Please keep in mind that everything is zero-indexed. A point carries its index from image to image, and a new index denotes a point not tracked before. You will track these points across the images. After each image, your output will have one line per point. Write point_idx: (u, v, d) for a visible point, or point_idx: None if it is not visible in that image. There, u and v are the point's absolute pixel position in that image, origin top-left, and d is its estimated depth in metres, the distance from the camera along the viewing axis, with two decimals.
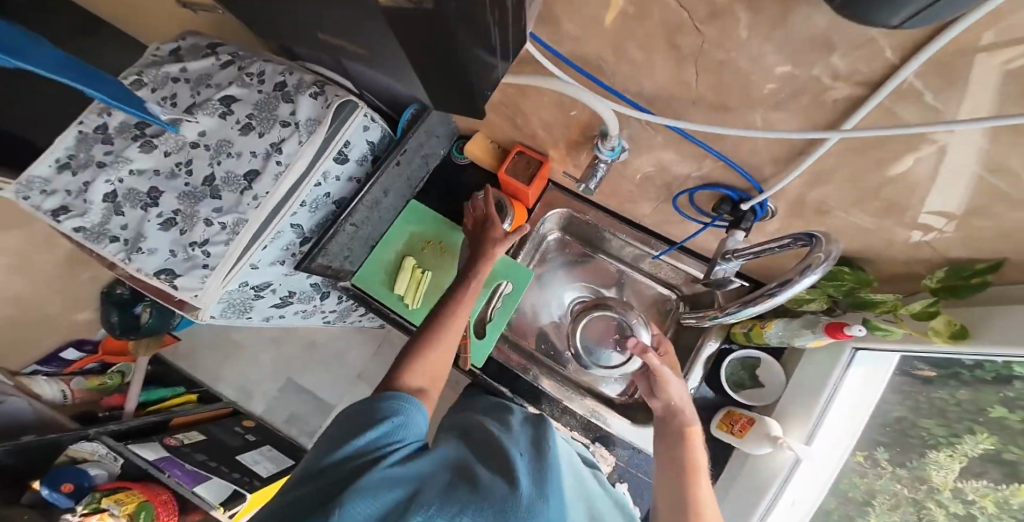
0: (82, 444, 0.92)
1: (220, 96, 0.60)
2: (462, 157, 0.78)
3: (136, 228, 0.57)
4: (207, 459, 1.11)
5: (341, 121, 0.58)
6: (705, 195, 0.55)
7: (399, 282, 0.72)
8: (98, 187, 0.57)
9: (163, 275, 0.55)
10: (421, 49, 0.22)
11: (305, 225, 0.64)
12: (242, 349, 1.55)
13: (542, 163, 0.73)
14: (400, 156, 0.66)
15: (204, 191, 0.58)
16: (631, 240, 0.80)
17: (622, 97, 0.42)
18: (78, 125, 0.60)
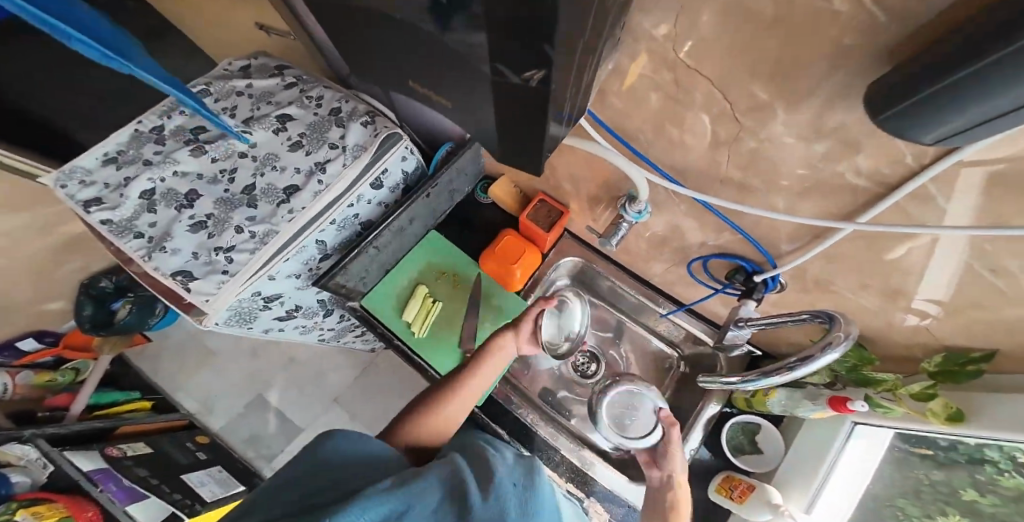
0: (12, 446, 0.92)
1: (278, 114, 0.64)
2: (485, 197, 0.85)
3: (166, 227, 0.58)
4: (148, 475, 1.07)
5: (385, 150, 0.62)
6: (719, 262, 0.58)
7: (410, 308, 0.80)
8: (138, 182, 0.59)
9: (179, 276, 0.56)
10: (511, 107, 0.23)
11: (329, 242, 0.66)
12: (213, 357, 1.52)
13: (563, 213, 0.79)
14: (430, 189, 0.70)
15: (242, 199, 0.60)
16: (639, 294, 0.84)
17: (655, 166, 0.46)
18: (136, 123, 0.62)
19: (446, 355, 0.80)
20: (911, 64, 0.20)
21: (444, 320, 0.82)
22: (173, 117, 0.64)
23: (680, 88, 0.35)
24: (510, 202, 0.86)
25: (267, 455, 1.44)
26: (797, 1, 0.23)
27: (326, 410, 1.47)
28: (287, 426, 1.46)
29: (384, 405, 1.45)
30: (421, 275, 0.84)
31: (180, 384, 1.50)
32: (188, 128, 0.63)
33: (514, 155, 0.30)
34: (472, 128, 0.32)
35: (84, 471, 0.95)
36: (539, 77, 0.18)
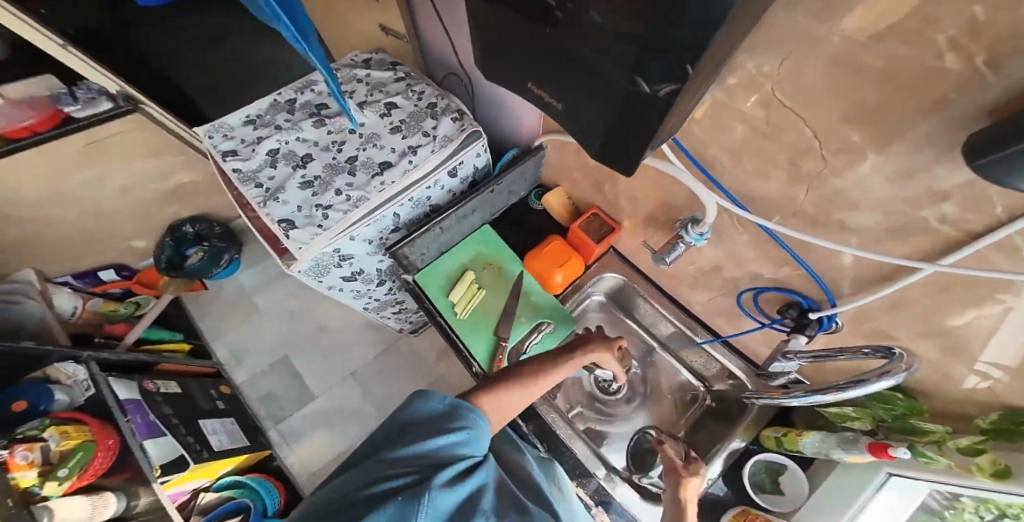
0: (67, 365, 1.03)
1: (385, 103, 0.84)
2: (538, 203, 0.98)
3: (281, 181, 0.77)
4: (171, 414, 1.16)
5: (462, 147, 0.79)
6: (774, 295, 0.62)
7: (456, 290, 0.88)
8: (271, 145, 0.80)
9: (284, 223, 0.72)
10: (628, 110, 0.28)
11: (402, 217, 0.82)
12: (255, 312, 1.64)
13: (614, 229, 0.88)
14: (494, 187, 0.87)
15: (346, 167, 0.78)
16: (677, 321, 0.87)
17: (727, 193, 0.49)
18: (275, 95, 0.85)
19: (479, 339, 0.88)
20: (1013, 120, 0.22)
21: (484, 306, 0.90)
22: (303, 95, 0.86)
23: (770, 125, 0.39)
24: (562, 213, 0.95)
25: (276, 416, 1.52)
26: (908, 58, 0.26)
27: (341, 383, 1.56)
28: (303, 393, 1.55)
29: (398, 388, 1.53)
30: (470, 263, 0.93)
31: (221, 332, 1.62)
32: (313, 105, 0.85)
33: (612, 156, 0.34)
34: (577, 129, 0.35)
35: (118, 399, 1.04)
36: (669, 91, 0.23)
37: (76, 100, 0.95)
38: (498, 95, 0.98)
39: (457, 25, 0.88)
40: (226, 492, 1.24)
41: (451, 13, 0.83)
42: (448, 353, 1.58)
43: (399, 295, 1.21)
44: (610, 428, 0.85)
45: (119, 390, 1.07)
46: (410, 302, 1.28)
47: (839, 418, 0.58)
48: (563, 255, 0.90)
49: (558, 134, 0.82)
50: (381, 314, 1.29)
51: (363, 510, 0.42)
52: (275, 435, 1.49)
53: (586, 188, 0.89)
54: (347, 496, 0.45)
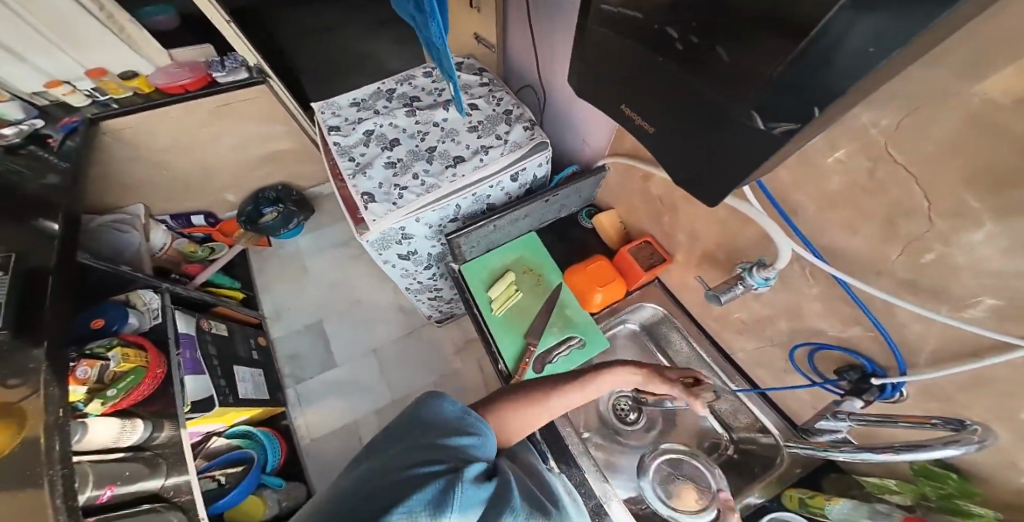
0: (147, 293, 1.20)
1: (469, 104, 1.04)
2: (588, 221, 1.09)
3: (370, 158, 0.98)
4: (214, 354, 1.31)
5: (527, 155, 0.95)
6: (836, 354, 0.61)
7: (496, 287, 0.99)
8: (368, 127, 1.03)
9: (366, 196, 0.92)
10: (728, 146, 0.30)
11: (463, 209, 0.98)
12: (305, 274, 1.79)
13: (665, 260, 0.90)
14: (550, 196, 0.98)
15: (425, 155, 0.97)
16: (714, 365, 0.86)
17: (807, 243, 0.51)
18: (379, 85, 1.10)
19: (508, 339, 0.95)
20: None
21: (518, 307, 0.99)
22: (400, 88, 1.10)
23: (873, 180, 0.42)
24: (613, 238, 1.02)
25: (297, 376, 1.61)
26: None
27: (363, 357, 1.65)
28: (327, 360, 1.64)
29: (414, 373, 1.60)
30: (511, 263, 1.04)
31: (271, 285, 1.77)
32: (408, 98, 1.07)
33: (691, 184, 0.36)
34: (666, 157, 0.37)
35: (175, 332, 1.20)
36: (783, 130, 0.25)
37: (224, 68, 1.31)
38: (568, 114, 1.03)
39: (545, 40, 0.94)
40: (235, 441, 1.35)
41: (542, 32, 0.93)
42: (465, 349, 1.65)
43: (440, 285, 1.28)
44: (620, 457, 0.86)
45: (178, 324, 1.23)
46: (446, 292, 1.34)
47: (878, 489, 0.62)
48: (606, 275, 0.96)
49: (629, 159, 0.84)
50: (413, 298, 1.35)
51: (403, 491, 0.44)
52: (292, 393, 1.58)
53: (645, 215, 0.92)
54: (378, 477, 0.46)
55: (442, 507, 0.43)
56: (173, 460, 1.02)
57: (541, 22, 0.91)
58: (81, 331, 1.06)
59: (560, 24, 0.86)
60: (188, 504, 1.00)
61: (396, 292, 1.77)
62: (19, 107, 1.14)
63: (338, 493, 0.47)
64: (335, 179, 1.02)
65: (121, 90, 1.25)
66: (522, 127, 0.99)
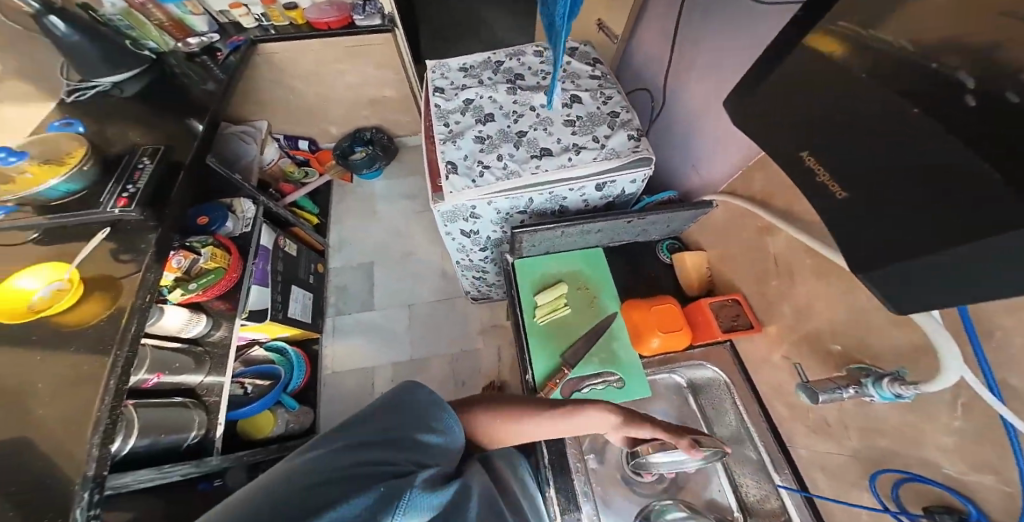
0: (247, 203, 1.32)
1: (573, 96, 0.97)
2: (667, 256, 1.03)
3: (461, 128, 0.95)
4: (279, 272, 1.42)
5: (620, 167, 0.87)
6: (933, 493, 0.50)
7: (543, 295, 0.95)
8: (467, 95, 1.00)
9: (449, 166, 0.89)
10: (987, 257, 0.24)
11: (537, 204, 0.92)
12: (375, 216, 1.87)
13: (751, 328, 0.81)
14: (634, 218, 0.90)
15: (514, 138, 0.92)
16: (764, 450, 0.75)
17: (988, 374, 0.42)
18: (490, 55, 1.07)
19: (540, 348, 0.90)
20: None
21: (559, 323, 0.94)
22: (509, 62, 1.06)
23: None
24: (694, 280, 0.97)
25: (340, 307, 1.69)
26: None
27: (399, 308, 1.68)
28: (365, 301, 1.69)
29: (439, 339, 1.60)
30: (566, 275, 1.00)
31: (341, 219, 1.87)
32: (514, 74, 1.03)
33: (881, 278, 0.31)
34: (850, 230, 0.32)
35: (257, 244, 1.31)
36: None
37: (364, 12, 1.42)
38: (681, 136, 0.94)
39: (683, 50, 0.86)
40: (271, 354, 1.44)
41: (685, 36, 0.85)
42: (490, 332, 1.62)
43: (489, 269, 1.26)
44: (618, 497, 0.76)
45: (261, 237, 1.34)
46: (491, 275, 1.31)
47: None
48: (672, 321, 0.89)
49: (749, 205, 0.73)
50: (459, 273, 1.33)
51: (352, 486, 0.40)
52: (328, 320, 1.65)
53: (748, 270, 0.82)
54: (330, 460, 0.42)
55: (388, 506, 0.40)
56: (216, 362, 1.10)
57: (690, 34, 0.83)
58: (190, 224, 1.22)
59: (711, 42, 0.77)
60: (213, 406, 1.06)
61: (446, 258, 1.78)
62: (206, 21, 1.31)
63: (304, 459, 0.42)
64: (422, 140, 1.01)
65: (281, 18, 1.42)
66: (625, 135, 0.90)
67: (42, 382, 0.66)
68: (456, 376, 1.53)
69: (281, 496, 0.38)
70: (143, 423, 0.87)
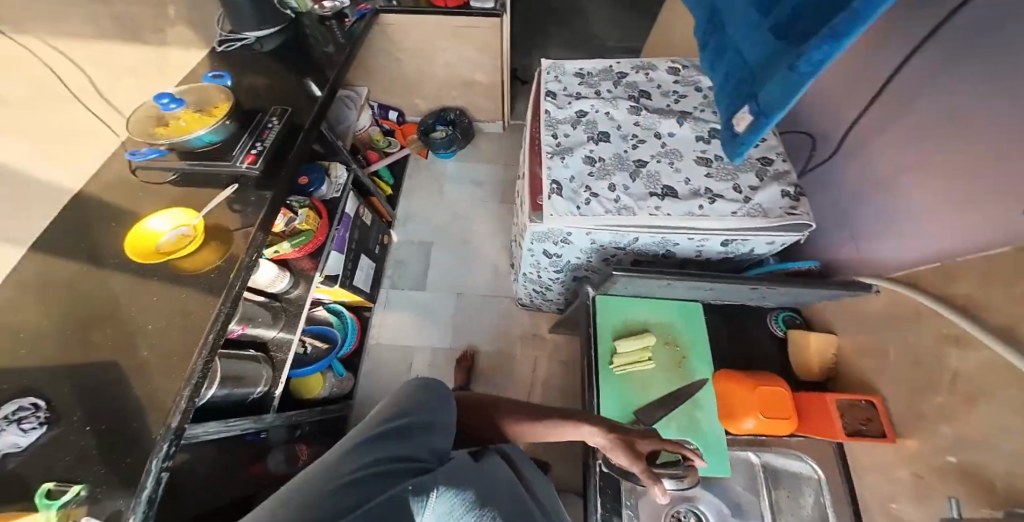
0: (342, 171, 1.36)
1: (708, 129, 0.86)
2: (781, 330, 0.94)
3: (573, 144, 0.87)
4: (354, 239, 1.46)
5: (757, 227, 0.76)
6: None
7: (626, 344, 0.88)
8: (585, 107, 0.91)
9: (553, 187, 0.81)
10: None
11: (642, 244, 0.83)
12: (443, 196, 1.88)
13: (886, 439, 0.69)
14: (761, 286, 0.80)
15: (631, 167, 0.83)
16: None
17: None
18: (614, 64, 0.98)
19: (613, 398, 0.85)
20: None
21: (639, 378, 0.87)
22: (634, 76, 0.96)
23: None
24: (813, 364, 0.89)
25: (394, 280, 1.70)
26: None
27: (448, 295, 1.67)
28: (418, 280, 1.70)
29: (481, 332, 1.59)
30: (651, 323, 0.94)
31: (410, 194, 1.89)
32: (640, 92, 0.93)
33: None
34: None
35: (343, 211, 1.36)
36: None
37: None
38: (861, 204, 0.83)
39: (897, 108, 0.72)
40: (330, 316, 1.49)
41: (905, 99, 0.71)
42: (530, 339, 1.58)
43: (553, 286, 1.19)
44: None
45: (348, 203, 1.38)
46: (554, 292, 1.25)
47: None
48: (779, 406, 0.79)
49: (945, 308, 0.59)
50: (519, 280, 1.27)
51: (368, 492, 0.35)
52: (382, 291, 1.67)
53: (905, 373, 0.70)
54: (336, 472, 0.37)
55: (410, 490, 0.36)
56: (290, 318, 1.15)
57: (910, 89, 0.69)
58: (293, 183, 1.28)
59: (944, 95, 0.62)
60: (279, 363, 1.09)
61: (503, 253, 1.75)
62: None
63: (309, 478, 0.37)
64: (525, 145, 0.93)
65: None
66: (777, 192, 0.78)
67: (150, 323, 0.72)
68: (493, 376, 1.51)
69: (331, 474, 0.37)
70: (224, 371, 0.91)
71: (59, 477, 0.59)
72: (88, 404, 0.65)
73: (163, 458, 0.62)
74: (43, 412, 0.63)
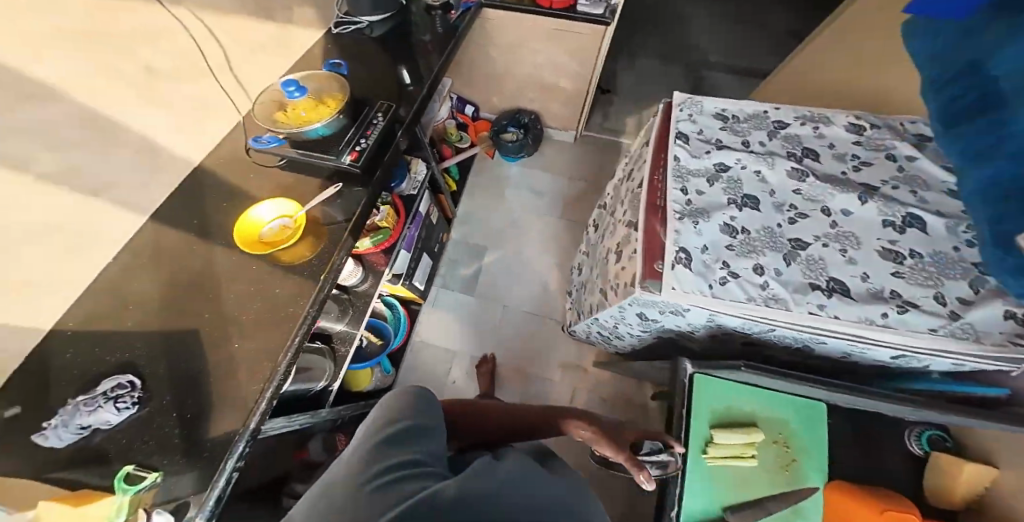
0: (422, 168, 1.31)
1: (890, 210, 0.71)
2: (923, 450, 0.89)
3: (710, 204, 0.74)
4: (421, 239, 1.39)
5: (945, 349, 0.62)
6: None
7: (727, 437, 0.80)
8: (728, 160, 0.78)
9: (681, 255, 0.68)
10: None
11: (782, 336, 0.70)
12: (502, 200, 1.77)
13: None
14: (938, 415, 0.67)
15: (783, 246, 0.70)
16: None
17: None
18: (769, 112, 0.85)
19: (702, 488, 0.80)
20: None
21: (734, 472, 0.81)
22: (793, 129, 0.83)
23: None
24: (956, 492, 0.82)
25: (445, 280, 1.64)
26: None
27: (494, 307, 1.58)
28: (469, 284, 1.62)
29: (522, 353, 1.50)
30: (761, 416, 0.84)
31: (472, 192, 1.81)
32: (799, 151, 0.80)
33: None
34: None
35: (418, 210, 1.31)
36: None
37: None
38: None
39: None
40: (386, 310, 1.44)
41: None
42: (573, 369, 1.48)
43: (625, 337, 1.05)
44: None
45: (422, 202, 1.33)
46: (624, 342, 1.12)
47: None
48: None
49: None
50: (584, 320, 1.14)
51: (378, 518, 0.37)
52: (432, 288, 1.61)
53: None
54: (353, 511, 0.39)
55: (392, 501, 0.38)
56: (358, 312, 1.11)
57: None
58: None
59: None
60: (342, 357, 1.06)
61: (560, 271, 1.64)
62: None
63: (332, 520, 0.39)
64: (640, 189, 0.79)
65: None
66: (999, 307, 0.61)
67: (246, 315, 0.77)
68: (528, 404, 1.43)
69: (353, 508, 0.39)
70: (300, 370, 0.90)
71: (141, 460, 0.66)
72: (179, 392, 0.72)
73: (237, 458, 0.67)
74: (138, 392, 0.69)
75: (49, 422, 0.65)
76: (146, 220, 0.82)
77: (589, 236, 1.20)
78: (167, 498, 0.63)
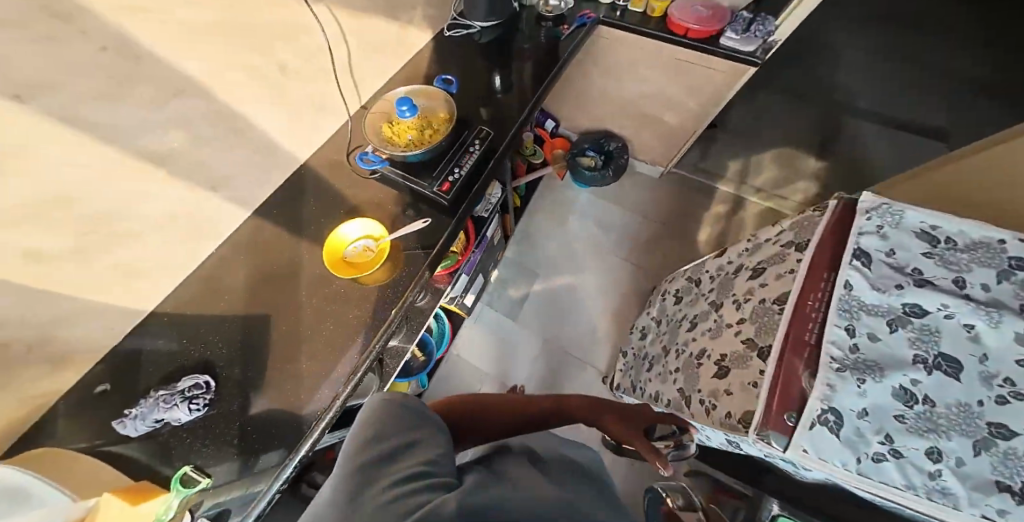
0: (498, 188, 1.23)
1: None
2: None
3: (887, 356, 0.62)
4: (480, 264, 1.33)
5: None
6: None
7: None
8: (927, 302, 0.64)
9: (832, 416, 0.58)
10: None
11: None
12: (565, 225, 1.65)
13: None
14: None
15: (973, 433, 0.57)
16: None
17: None
18: (1003, 242, 0.65)
19: None
20: None
21: None
22: None
23: None
24: None
25: (490, 296, 1.53)
26: None
27: (535, 339, 1.46)
28: (516, 308, 1.51)
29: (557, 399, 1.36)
30: None
31: (535, 211, 1.69)
32: None
33: None
34: None
35: (486, 234, 1.24)
36: None
37: (740, 32, 1.13)
38: None
39: None
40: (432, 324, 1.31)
41: None
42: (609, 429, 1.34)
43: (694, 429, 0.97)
44: None
45: (491, 227, 1.25)
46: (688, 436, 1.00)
47: None
48: None
49: None
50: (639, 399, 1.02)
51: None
52: (477, 304, 1.51)
53: None
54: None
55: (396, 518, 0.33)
56: (412, 328, 1.07)
57: None
58: None
59: None
60: (387, 375, 1.02)
61: (615, 319, 1.47)
62: None
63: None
64: (783, 311, 0.66)
65: (639, 4, 1.24)
66: None
67: (317, 335, 0.79)
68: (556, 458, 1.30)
69: (356, 495, 0.36)
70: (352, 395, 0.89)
71: (199, 462, 0.71)
72: (245, 399, 0.75)
73: (281, 482, 0.70)
74: (210, 395, 0.74)
75: (131, 411, 0.70)
76: (250, 214, 0.88)
77: (666, 305, 1.10)
78: (212, 500, 0.68)
